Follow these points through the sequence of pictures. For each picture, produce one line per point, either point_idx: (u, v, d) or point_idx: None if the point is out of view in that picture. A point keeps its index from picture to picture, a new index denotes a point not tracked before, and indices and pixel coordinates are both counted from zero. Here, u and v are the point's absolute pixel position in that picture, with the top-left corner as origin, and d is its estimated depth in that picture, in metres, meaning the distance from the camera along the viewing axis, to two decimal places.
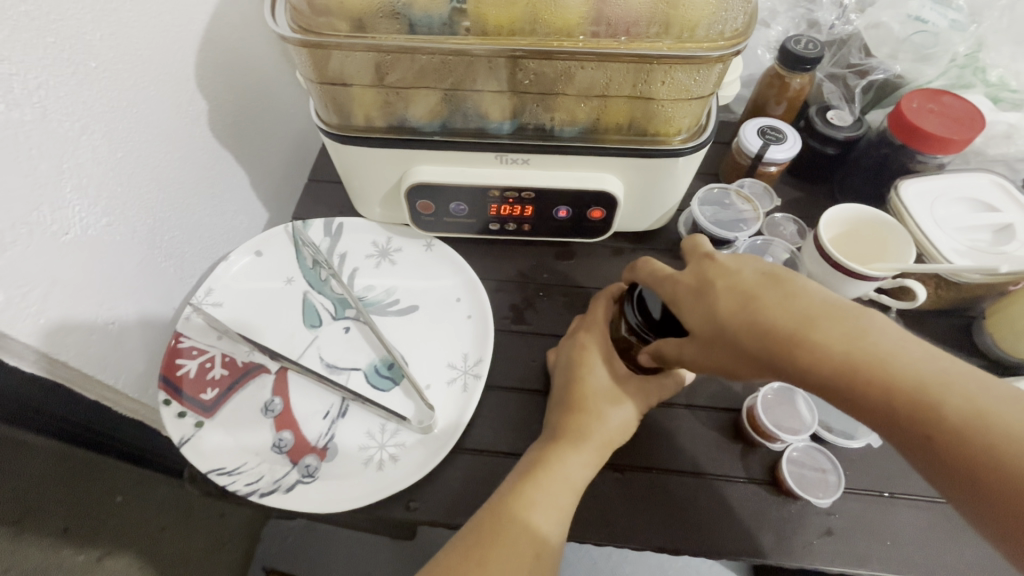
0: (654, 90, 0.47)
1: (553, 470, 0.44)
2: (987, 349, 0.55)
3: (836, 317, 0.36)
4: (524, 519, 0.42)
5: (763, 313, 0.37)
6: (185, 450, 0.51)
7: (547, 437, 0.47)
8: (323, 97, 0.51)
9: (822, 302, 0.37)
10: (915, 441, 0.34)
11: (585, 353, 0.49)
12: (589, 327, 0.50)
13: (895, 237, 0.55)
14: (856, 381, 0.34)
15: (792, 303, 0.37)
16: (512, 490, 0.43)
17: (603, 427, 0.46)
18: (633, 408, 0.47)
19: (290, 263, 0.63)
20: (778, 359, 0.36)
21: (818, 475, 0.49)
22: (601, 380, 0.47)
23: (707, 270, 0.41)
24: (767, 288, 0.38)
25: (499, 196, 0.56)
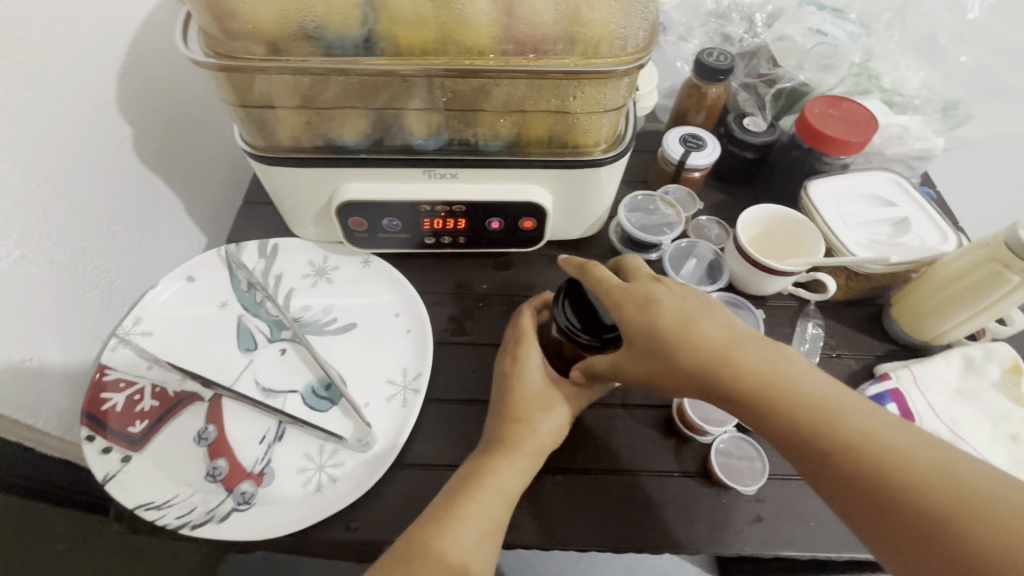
0: (568, 105, 0.49)
1: (486, 481, 0.45)
2: (894, 335, 0.59)
3: (751, 341, 0.40)
4: (454, 531, 0.42)
5: (687, 332, 0.41)
6: (109, 487, 0.48)
7: (483, 448, 0.48)
8: (246, 119, 0.51)
9: (743, 331, 0.41)
10: (802, 453, 0.36)
11: (518, 363, 0.50)
12: (519, 339, 0.52)
13: (807, 233, 0.59)
14: (769, 400, 0.38)
15: (717, 327, 0.41)
16: (445, 505, 0.44)
17: (536, 434, 0.47)
18: (563, 414, 0.49)
19: (222, 287, 0.62)
20: (702, 377, 0.40)
21: (745, 463, 0.52)
22: (535, 388, 0.49)
23: (649, 288, 0.45)
24: (698, 312, 0.42)
25: (430, 210, 0.57)
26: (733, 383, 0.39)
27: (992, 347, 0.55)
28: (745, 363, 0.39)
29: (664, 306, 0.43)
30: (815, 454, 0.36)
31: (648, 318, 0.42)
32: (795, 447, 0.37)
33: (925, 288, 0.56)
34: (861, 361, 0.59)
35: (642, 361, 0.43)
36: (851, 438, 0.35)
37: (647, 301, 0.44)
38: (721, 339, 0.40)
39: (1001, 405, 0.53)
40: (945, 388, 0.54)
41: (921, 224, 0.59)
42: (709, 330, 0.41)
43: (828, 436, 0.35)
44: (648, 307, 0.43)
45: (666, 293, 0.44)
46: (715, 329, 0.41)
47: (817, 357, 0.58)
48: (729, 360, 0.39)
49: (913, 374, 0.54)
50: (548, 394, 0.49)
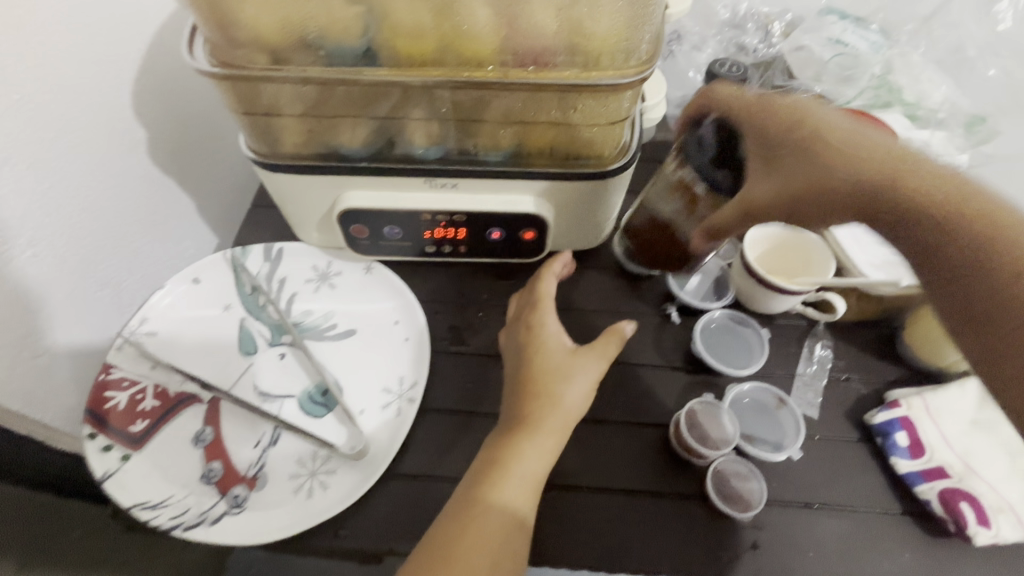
0: (570, 117, 0.48)
1: (518, 448, 0.47)
2: (908, 359, 0.57)
3: (854, 133, 0.42)
4: (497, 494, 0.45)
5: (828, 148, 0.41)
6: (107, 485, 0.49)
7: (505, 425, 0.49)
8: (251, 126, 0.51)
9: (838, 124, 0.43)
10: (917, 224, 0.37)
11: (533, 333, 0.52)
12: (535, 309, 0.54)
13: (818, 252, 0.57)
14: (831, 146, 0.42)
15: (809, 116, 0.44)
16: (484, 470, 0.47)
17: (561, 404, 0.48)
18: (586, 384, 0.50)
19: (227, 290, 0.63)
20: (784, 125, 0.44)
21: (742, 487, 0.50)
22: (554, 360, 0.51)
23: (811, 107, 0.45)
24: (863, 134, 0.42)
25: (431, 219, 0.57)
26: (813, 131, 0.43)
27: None
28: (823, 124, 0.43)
29: (819, 122, 0.43)
30: (941, 236, 0.36)
31: (800, 116, 0.44)
32: (910, 214, 0.37)
33: None
34: (872, 386, 0.56)
35: (815, 168, 0.41)
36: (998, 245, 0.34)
37: (809, 118, 0.44)
38: (819, 132, 0.43)
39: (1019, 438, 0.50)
40: (960, 418, 0.52)
41: None
42: (859, 145, 0.41)
43: (971, 242, 0.34)
44: (770, 130, 0.45)
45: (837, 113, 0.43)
46: (863, 147, 0.41)
47: (823, 380, 0.56)
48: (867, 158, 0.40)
49: (926, 403, 0.52)
50: (568, 362, 0.51)
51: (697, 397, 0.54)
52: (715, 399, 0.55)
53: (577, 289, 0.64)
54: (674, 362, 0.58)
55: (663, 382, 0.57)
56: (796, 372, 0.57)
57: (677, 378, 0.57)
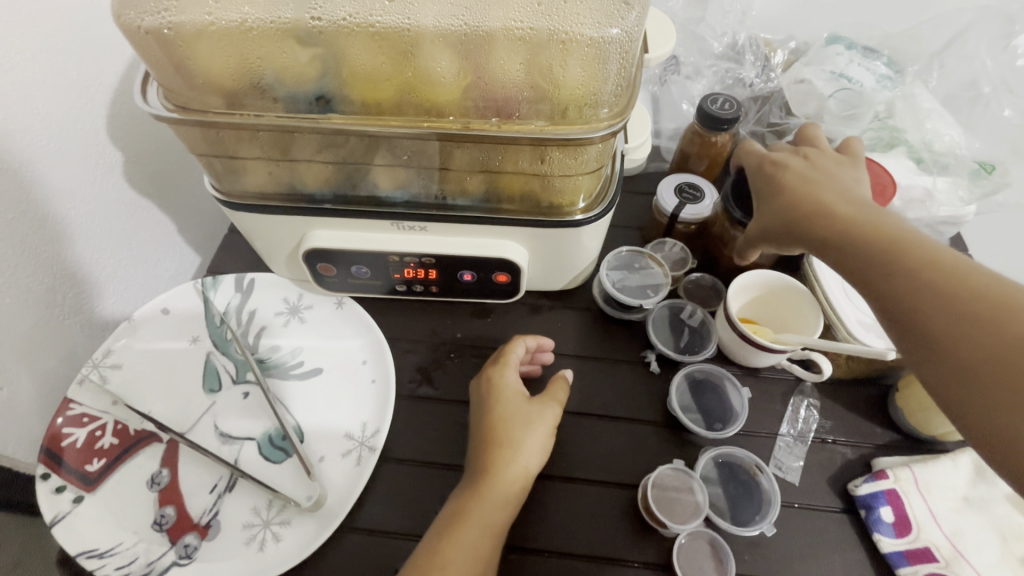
0: (541, 168, 0.46)
1: (495, 478, 0.47)
2: (899, 423, 0.54)
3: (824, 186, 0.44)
4: (480, 512, 0.45)
5: (794, 188, 0.45)
6: (57, 530, 0.48)
7: (466, 480, 0.48)
8: (212, 166, 0.49)
9: (813, 178, 0.46)
10: (852, 258, 0.38)
11: (492, 386, 0.52)
12: (498, 362, 0.54)
13: (807, 308, 0.54)
14: (809, 197, 0.43)
15: (786, 171, 0.48)
16: (466, 492, 0.47)
17: (521, 455, 0.48)
18: (546, 430, 0.50)
19: (195, 322, 0.61)
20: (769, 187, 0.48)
21: (711, 563, 0.47)
22: (513, 407, 0.51)
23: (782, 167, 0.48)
24: (826, 179, 0.45)
25: (399, 261, 0.54)
26: (788, 185, 0.46)
27: None
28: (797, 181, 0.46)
29: (794, 167, 0.48)
30: (872, 261, 0.37)
31: (781, 166, 0.48)
32: (845, 254, 0.39)
33: None
34: (858, 451, 0.53)
35: (780, 208, 0.45)
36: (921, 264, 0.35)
37: (782, 165, 0.49)
38: (795, 187, 0.45)
39: (1012, 520, 0.47)
40: (951, 494, 0.48)
41: None
42: (820, 189, 0.44)
43: (902, 262, 0.35)
44: (760, 173, 0.50)
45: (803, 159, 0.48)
46: (820, 189, 0.44)
47: (807, 442, 0.53)
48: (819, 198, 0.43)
49: (915, 476, 0.49)
50: (528, 414, 0.50)
51: (668, 463, 0.52)
52: (687, 465, 0.52)
53: (554, 332, 0.61)
54: (649, 417, 0.55)
55: (637, 437, 0.54)
56: (778, 433, 0.54)
57: (650, 434, 0.54)
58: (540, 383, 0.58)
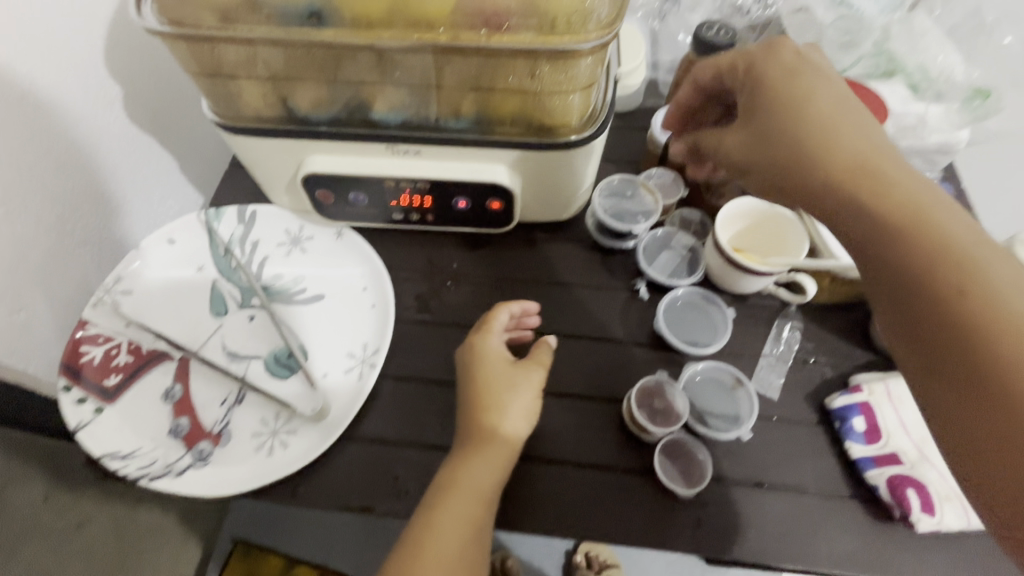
0: (533, 84, 0.47)
1: (479, 445, 0.47)
2: (878, 344, 0.56)
3: (839, 126, 0.40)
4: (466, 479, 0.46)
5: (818, 135, 0.40)
6: (80, 435, 0.52)
7: (455, 446, 0.49)
8: (209, 87, 0.50)
9: (829, 106, 0.41)
10: (872, 234, 0.36)
11: (475, 351, 0.51)
12: (482, 327, 0.53)
13: (795, 233, 0.55)
14: (816, 144, 0.40)
15: (802, 95, 0.42)
16: (453, 461, 0.48)
17: (507, 420, 0.48)
18: (531, 395, 0.50)
19: (201, 251, 0.63)
20: (765, 106, 0.43)
21: (689, 465, 0.51)
22: (496, 373, 0.50)
23: (788, 78, 0.43)
24: (851, 122, 0.41)
25: (395, 187, 0.56)
26: (797, 117, 0.41)
27: None
28: (809, 113, 0.41)
29: (823, 102, 0.41)
30: (875, 241, 0.36)
31: (790, 77, 0.43)
32: (869, 231, 0.36)
33: None
34: (838, 370, 0.55)
35: (773, 131, 0.42)
36: (944, 257, 0.34)
37: (801, 91, 0.42)
38: (808, 120, 0.41)
39: None
40: None
41: None
42: (850, 143, 0.40)
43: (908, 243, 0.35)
44: (767, 85, 0.43)
45: (825, 83, 0.42)
46: (853, 142, 0.40)
47: (789, 361, 0.56)
48: (847, 158, 0.39)
49: (887, 389, 0.52)
50: (511, 379, 0.50)
51: (649, 376, 0.54)
52: (670, 377, 0.55)
53: (548, 261, 0.63)
54: (638, 339, 0.58)
55: (625, 357, 0.57)
56: (761, 352, 0.56)
57: (638, 354, 0.57)
58: (533, 307, 0.60)
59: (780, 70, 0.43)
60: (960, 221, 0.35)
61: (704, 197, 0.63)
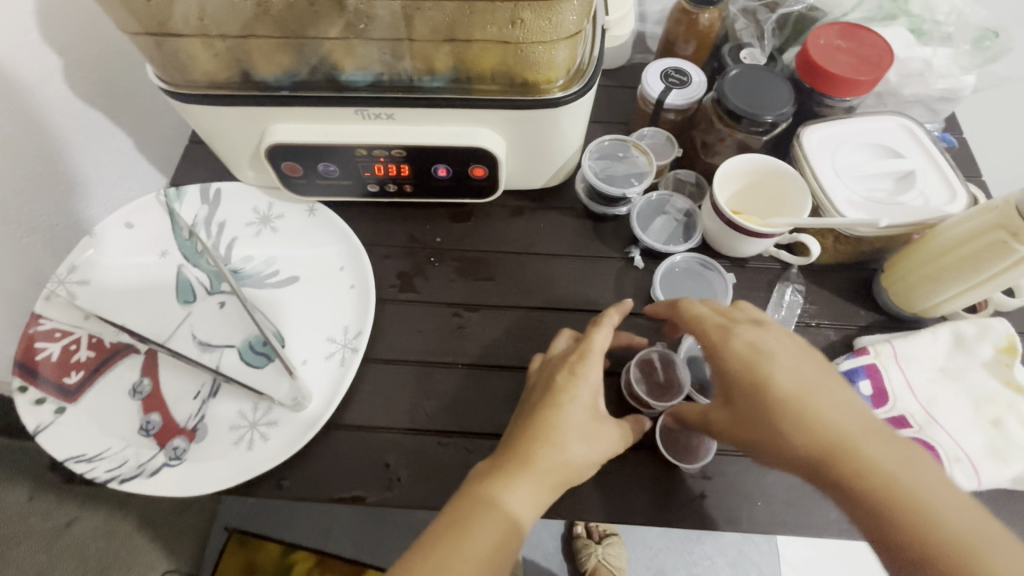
0: (513, 34, 0.43)
1: (531, 473, 0.41)
2: (884, 304, 0.53)
3: (811, 394, 0.38)
4: (506, 498, 0.40)
5: (800, 420, 0.38)
6: (41, 439, 0.48)
7: (498, 458, 0.43)
8: (155, 50, 0.45)
9: (795, 385, 0.39)
10: (873, 530, 0.35)
11: (570, 380, 0.45)
12: (582, 353, 0.46)
13: (795, 190, 0.52)
14: (795, 422, 0.38)
15: (754, 358, 0.40)
16: (494, 472, 0.41)
17: (572, 464, 0.42)
18: (600, 453, 0.44)
19: (162, 235, 0.59)
20: (741, 408, 0.40)
21: (694, 439, 0.49)
22: (578, 415, 0.44)
23: (739, 336, 0.42)
24: (823, 398, 0.38)
25: (368, 155, 0.51)
26: (763, 391, 0.39)
27: (987, 323, 0.49)
28: (780, 388, 0.39)
29: (780, 382, 0.39)
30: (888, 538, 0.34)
31: (732, 334, 0.42)
32: (859, 506, 0.35)
33: (920, 252, 0.49)
34: (841, 332, 0.53)
35: (754, 443, 0.40)
36: (956, 562, 0.32)
37: (763, 377, 0.40)
38: (776, 391, 0.39)
39: (988, 387, 0.48)
40: (929, 366, 0.49)
41: (929, 179, 0.51)
42: (827, 419, 0.37)
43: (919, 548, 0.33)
44: (727, 346, 0.42)
45: (785, 362, 0.40)
46: (835, 419, 0.37)
47: (791, 325, 0.53)
48: (876, 488, 0.35)
49: (895, 350, 0.49)
50: (591, 422, 0.44)
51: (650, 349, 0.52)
52: (671, 346, 0.53)
53: (537, 232, 0.59)
54: (634, 310, 0.55)
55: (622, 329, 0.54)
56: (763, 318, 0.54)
57: (635, 325, 0.54)
58: (524, 282, 0.57)
59: (732, 337, 0.42)
60: (951, 493, 0.34)
61: (700, 156, 0.60)
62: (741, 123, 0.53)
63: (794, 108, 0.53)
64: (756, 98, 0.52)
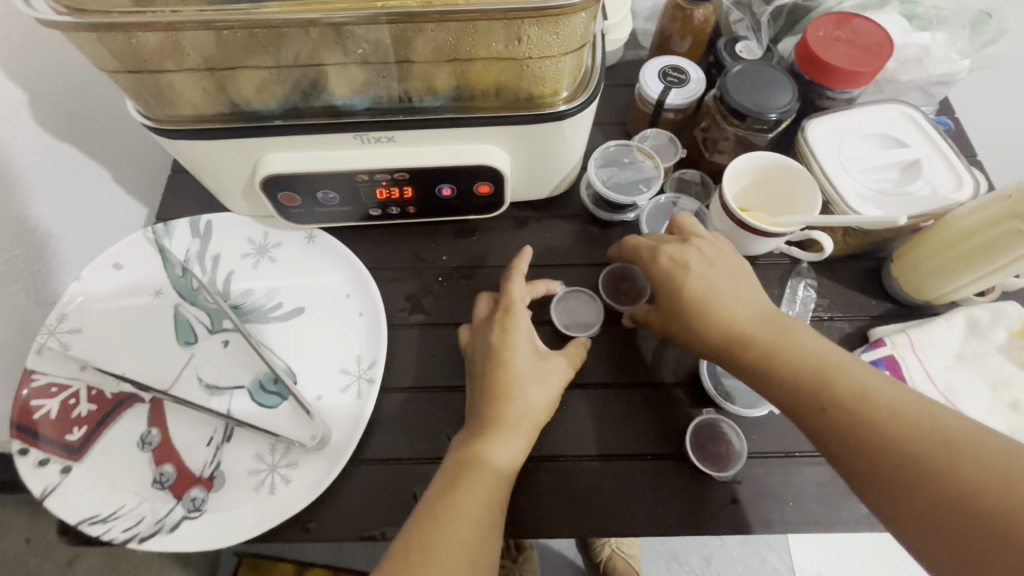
0: (516, 49, 0.41)
1: (499, 427, 0.43)
2: (895, 294, 0.54)
3: (718, 287, 0.43)
4: (485, 457, 0.42)
5: (715, 311, 0.43)
6: (50, 503, 0.46)
7: (469, 426, 0.45)
8: (135, 87, 0.42)
9: (705, 281, 0.44)
10: (771, 385, 0.40)
11: (504, 336, 0.47)
12: (507, 308, 0.48)
13: (804, 186, 0.52)
14: (704, 309, 0.43)
15: (671, 264, 0.45)
16: (467, 438, 0.44)
17: (533, 406, 0.45)
18: (553, 388, 0.46)
19: (154, 274, 0.56)
20: (666, 309, 0.45)
21: (722, 448, 0.49)
22: (522, 362, 0.46)
23: (661, 248, 0.47)
24: (727, 288, 0.43)
25: (369, 179, 0.49)
26: (679, 289, 0.44)
27: (1001, 307, 0.50)
28: (692, 284, 0.44)
29: (692, 278, 0.44)
30: (780, 385, 0.39)
31: (657, 249, 0.47)
32: (759, 366, 0.40)
33: (933, 241, 0.49)
34: (856, 324, 0.53)
35: (678, 335, 0.44)
36: (835, 385, 0.37)
37: (680, 277, 0.44)
38: (691, 284, 0.44)
39: (1004, 370, 0.48)
40: (946, 353, 0.49)
41: (935, 167, 0.51)
42: (731, 307, 0.42)
43: (804, 382, 0.38)
44: (654, 260, 0.46)
45: (695, 260, 0.45)
46: (736, 302, 0.43)
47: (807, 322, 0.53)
48: (767, 344, 0.40)
49: (911, 339, 0.50)
50: (537, 364, 0.46)
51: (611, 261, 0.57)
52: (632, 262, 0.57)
53: (544, 243, 0.58)
54: None
55: (640, 338, 0.53)
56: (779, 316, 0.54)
57: (653, 333, 0.54)
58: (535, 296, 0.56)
59: (660, 250, 0.46)
60: (824, 340, 0.40)
61: (703, 155, 0.59)
62: (746, 121, 0.52)
63: (798, 103, 0.52)
64: (760, 95, 0.51)
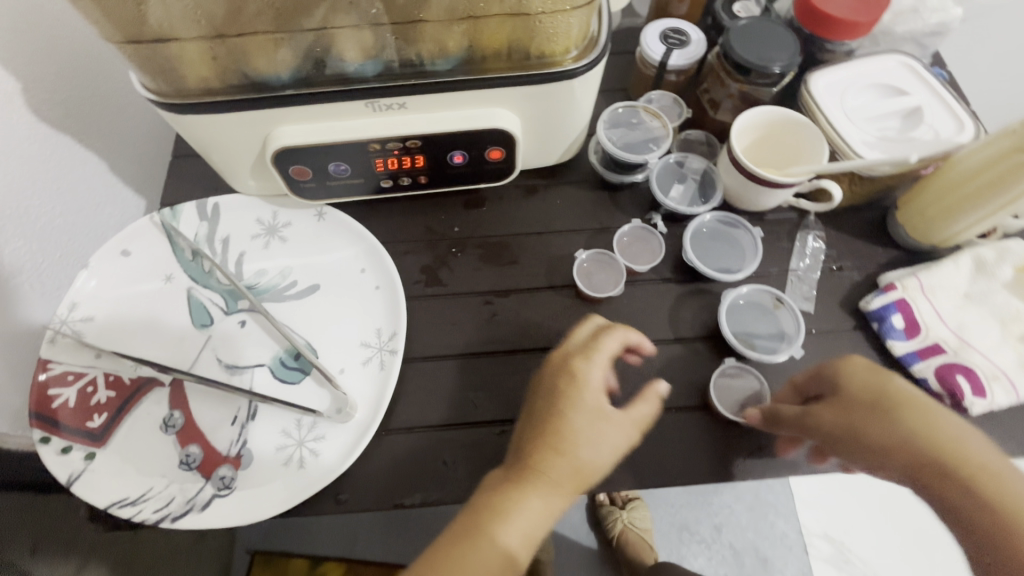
0: (527, 4, 0.41)
1: (528, 493, 0.40)
2: (901, 241, 0.55)
3: (929, 410, 0.42)
4: (502, 528, 0.39)
5: (918, 424, 0.41)
6: (76, 489, 0.45)
7: (506, 472, 0.41)
8: (142, 59, 0.42)
9: (914, 398, 0.42)
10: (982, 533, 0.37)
11: (571, 382, 0.43)
12: (584, 353, 0.44)
13: (810, 137, 0.53)
14: (909, 428, 0.41)
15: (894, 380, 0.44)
16: (495, 494, 0.40)
17: (579, 472, 0.41)
18: (609, 454, 0.41)
19: (164, 258, 0.55)
20: (855, 422, 0.43)
21: (745, 392, 0.50)
22: (582, 417, 0.41)
23: (853, 362, 0.45)
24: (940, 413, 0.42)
25: (381, 148, 0.49)
26: (887, 404, 0.42)
27: (1006, 246, 0.51)
28: (906, 400, 0.42)
29: (903, 394, 0.43)
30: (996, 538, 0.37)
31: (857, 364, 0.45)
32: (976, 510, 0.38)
33: (936, 185, 0.50)
34: (865, 272, 0.55)
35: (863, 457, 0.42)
36: None
37: (888, 394, 0.43)
38: (898, 404, 0.42)
39: (1012, 305, 0.50)
40: (955, 293, 0.51)
41: (936, 112, 0.52)
42: (960, 445, 0.40)
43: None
44: (853, 366, 0.45)
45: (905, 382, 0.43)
46: (949, 432, 0.41)
47: (817, 272, 0.55)
48: (985, 488, 0.38)
49: (921, 282, 0.51)
50: (597, 421, 0.42)
51: (628, 222, 0.57)
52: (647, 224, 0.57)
53: (555, 210, 0.58)
54: (665, 274, 0.55)
55: (656, 296, 0.54)
56: (790, 268, 0.55)
57: (669, 291, 0.54)
58: (550, 262, 0.56)
59: (855, 368, 0.44)
60: None
61: (707, 115, 0.60)
62: (750, 75, 0.52)
63: (800, 57, 0.53)
64: (763, 48, 0.52)
